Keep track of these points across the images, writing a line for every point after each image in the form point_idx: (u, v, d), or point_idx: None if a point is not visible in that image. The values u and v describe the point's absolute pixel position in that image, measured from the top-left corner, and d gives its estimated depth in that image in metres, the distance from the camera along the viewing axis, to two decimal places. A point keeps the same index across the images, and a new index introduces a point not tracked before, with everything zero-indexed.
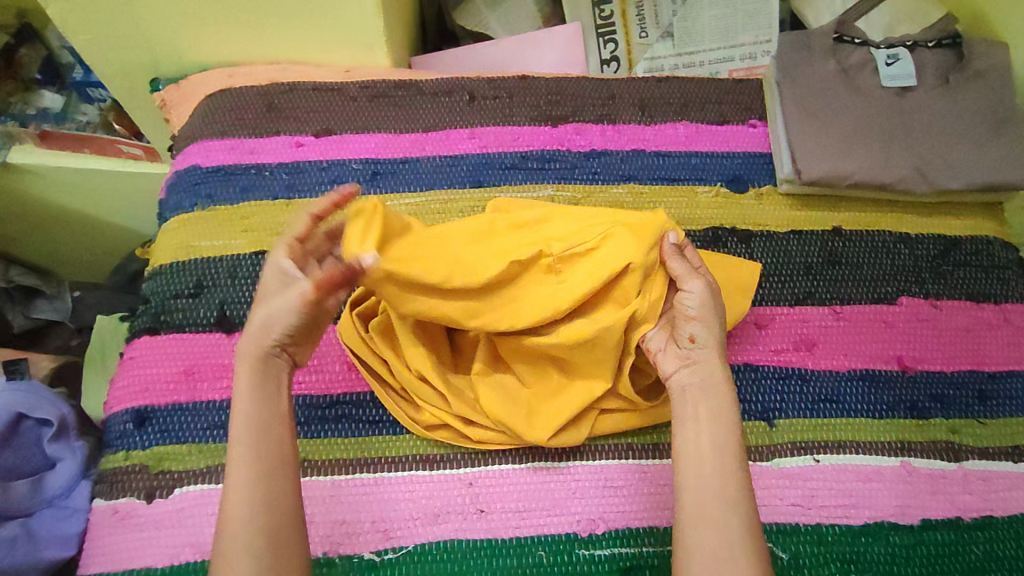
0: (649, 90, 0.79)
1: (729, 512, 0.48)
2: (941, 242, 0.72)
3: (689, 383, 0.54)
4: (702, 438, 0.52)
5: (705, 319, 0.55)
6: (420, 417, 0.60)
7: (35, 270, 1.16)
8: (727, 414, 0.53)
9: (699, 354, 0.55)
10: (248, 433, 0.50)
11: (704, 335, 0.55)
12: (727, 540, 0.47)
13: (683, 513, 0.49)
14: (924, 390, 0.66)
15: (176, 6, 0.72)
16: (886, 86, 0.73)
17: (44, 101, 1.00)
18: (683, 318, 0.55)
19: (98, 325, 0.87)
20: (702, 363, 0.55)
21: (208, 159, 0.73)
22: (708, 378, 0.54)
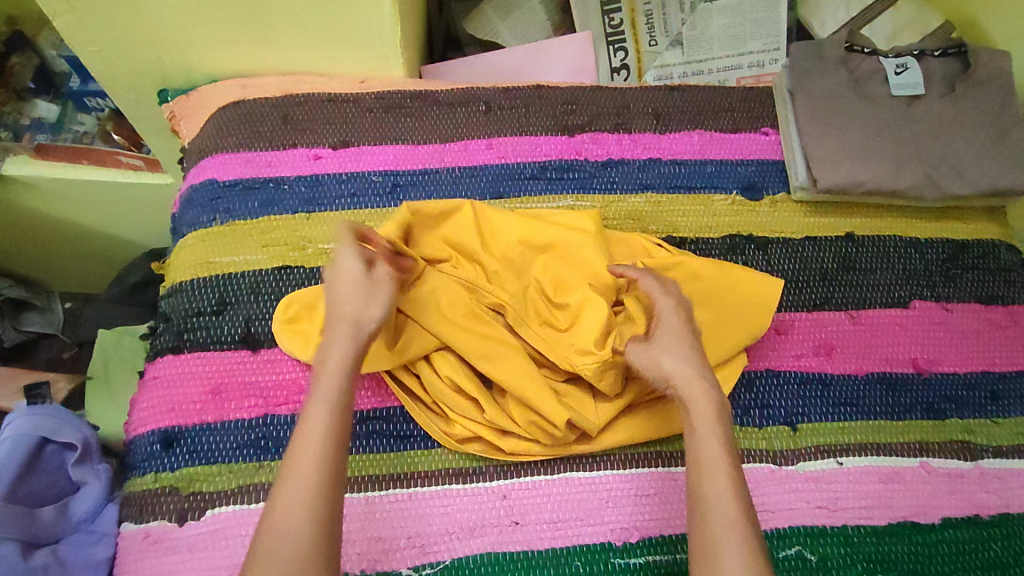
0: (662, 99, 0.80)
1: (728, 536, 0.47)
2: (950, 245, 0.74)
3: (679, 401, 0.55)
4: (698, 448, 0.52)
5: (671, 355, 0.56)
6: (453, 431, 0.60)
7: (25, 283, 1.12)
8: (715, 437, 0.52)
9: (681, 384, 0.55)
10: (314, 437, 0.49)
11: (676, 367, 0.55)
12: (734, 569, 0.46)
13: (693, 549, 0.49)
14: (939, 391, 0.67)
15: (188, 19, 0.71)
16: (896, 95, 0.74)
17: (38, 112, 0.96)
18: (653, 365, 0.56)
19: (100, 340, 0.85)
20: (687, 390, 0.54)
21: (224, 173, 0.72)
22: (697, 406, 0.53)
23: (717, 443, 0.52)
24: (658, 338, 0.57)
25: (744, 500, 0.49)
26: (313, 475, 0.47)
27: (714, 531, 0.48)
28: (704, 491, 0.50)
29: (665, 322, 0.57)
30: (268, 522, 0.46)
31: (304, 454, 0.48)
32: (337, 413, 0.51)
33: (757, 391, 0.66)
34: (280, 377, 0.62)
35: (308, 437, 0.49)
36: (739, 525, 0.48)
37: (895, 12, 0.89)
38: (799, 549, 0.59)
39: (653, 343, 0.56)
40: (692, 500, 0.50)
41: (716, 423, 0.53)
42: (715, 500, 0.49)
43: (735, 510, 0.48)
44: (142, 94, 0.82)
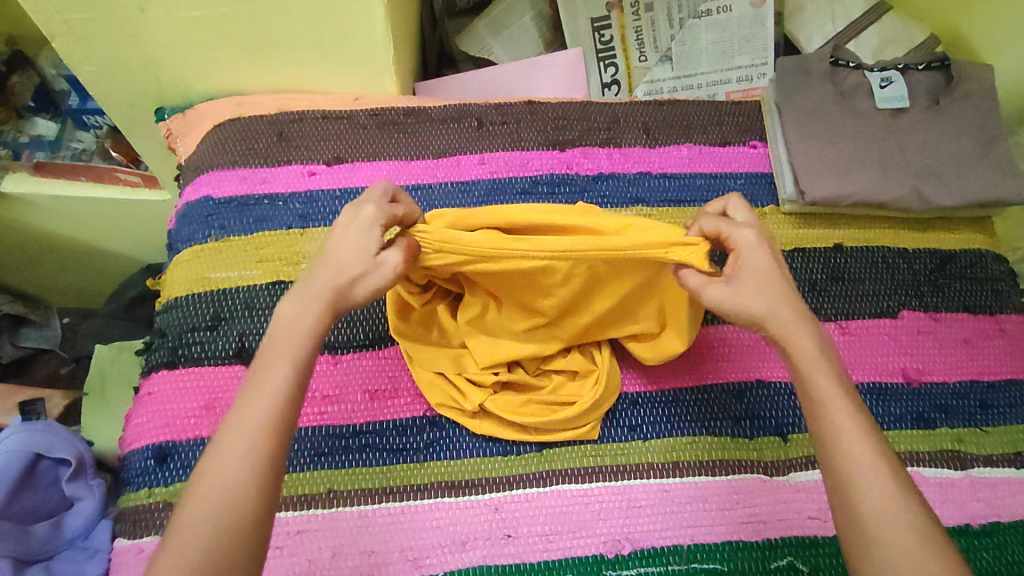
0: (651, 113, 0.81)
1: (870, 483, 0.44)
2: (938, 255, 0.75)
3: (777, 313, 0.50)
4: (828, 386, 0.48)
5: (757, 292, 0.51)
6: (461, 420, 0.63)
7: (23, 299, 1.14)
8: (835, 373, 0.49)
9: (777, 326, 0.50)
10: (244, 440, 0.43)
11: (764, 306, 0.51)
12: (887, 518, 0.42)
13: (837, 504, 0.45)
14: (929, 400, 0.68)
15: (183, 39, 0.73)
16: (880, 108, 0.75)
17: (37, 129, 1.00)
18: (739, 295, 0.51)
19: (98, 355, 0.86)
20: (787, 330, 0.50)
21: (220, 190, 0.73)
22: (798, 337, 0.50)
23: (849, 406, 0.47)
24: (739, 278, 0.52)
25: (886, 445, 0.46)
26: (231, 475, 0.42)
27: (856, 483, 0.44)
28: (837, 441, 0.46)
29: (749, 258, 0.52)
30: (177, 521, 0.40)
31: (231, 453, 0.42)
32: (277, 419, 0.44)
33: (747, 401, 0.66)
34: None
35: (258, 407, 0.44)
36: (885, 481, 0.44)
37: (880, 26, 0.90)
38: (790, 560, 0.59)
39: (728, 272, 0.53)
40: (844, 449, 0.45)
41: (824, 362, 0.49)
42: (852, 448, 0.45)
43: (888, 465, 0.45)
44: (140, 112, 0.84)
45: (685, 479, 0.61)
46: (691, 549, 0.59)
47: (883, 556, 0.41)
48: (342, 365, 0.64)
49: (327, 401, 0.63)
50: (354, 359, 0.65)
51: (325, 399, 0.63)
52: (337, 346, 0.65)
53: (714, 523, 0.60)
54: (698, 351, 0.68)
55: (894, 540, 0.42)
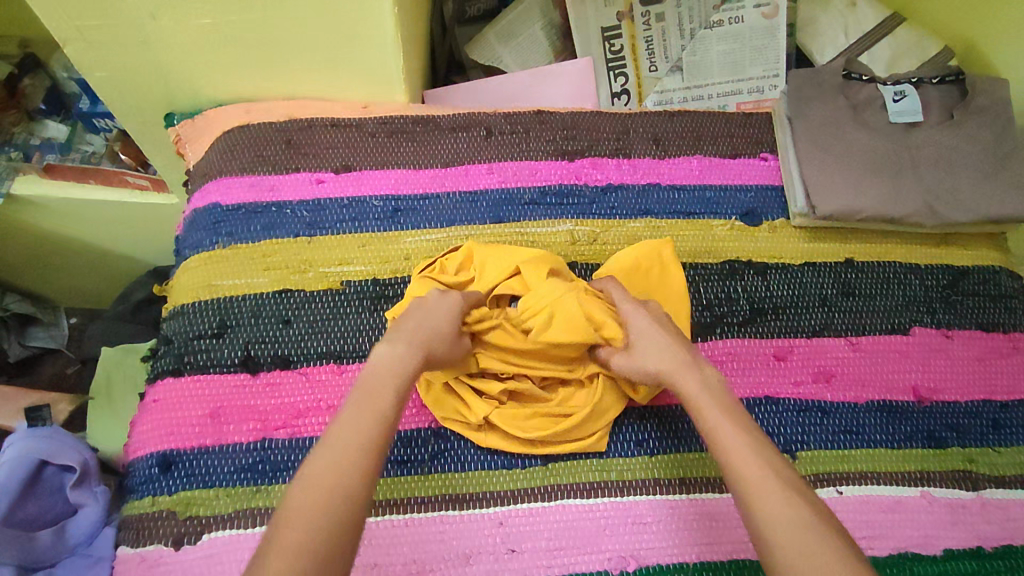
0: (661, 124, 0.81)
1: (759, 485, 0.48)
2: (950, 271, 0.74)
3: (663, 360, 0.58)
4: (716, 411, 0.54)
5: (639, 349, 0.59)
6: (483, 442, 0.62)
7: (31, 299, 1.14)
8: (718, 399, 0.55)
9: (668, 367, 0.57)
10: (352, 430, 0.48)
11: (657, 353, 0.58)
12: (776, 516, 0.46)
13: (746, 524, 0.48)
14: (941, 419, 0.67)
15: (194, 45, 0.73)
16: (894, 122, 0.75)
17: (48, 131, 1.01)
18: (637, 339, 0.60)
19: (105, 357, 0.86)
20: (674, 370, 0.57)
21: (227, 197, 0.73)
22: (682, 375, 0.57)
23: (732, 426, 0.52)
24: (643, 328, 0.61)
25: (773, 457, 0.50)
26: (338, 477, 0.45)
27: (752, 490, 0.48)
28: (729, 456, 0.50)
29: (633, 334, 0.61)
30: (289, 510, 0.43)
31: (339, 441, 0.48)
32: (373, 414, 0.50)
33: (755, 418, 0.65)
34: (280, 401, 0.63)
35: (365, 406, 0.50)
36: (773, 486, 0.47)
37: (893, 38, 0.89)
38: None
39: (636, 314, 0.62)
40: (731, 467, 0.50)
41: (706, 390, 0.55)
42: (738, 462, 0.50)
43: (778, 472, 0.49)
44: (150, 116, 0.84)
45: (691, 496, 0.61)
46: (697, 567, 0.58)
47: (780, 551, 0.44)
48: (348, 374, 0.64)
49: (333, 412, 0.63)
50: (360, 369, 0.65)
51: (330, 409, 0.63)
52: (344, 355, 0.65)
53: (721, 540, 0.59)
54: None
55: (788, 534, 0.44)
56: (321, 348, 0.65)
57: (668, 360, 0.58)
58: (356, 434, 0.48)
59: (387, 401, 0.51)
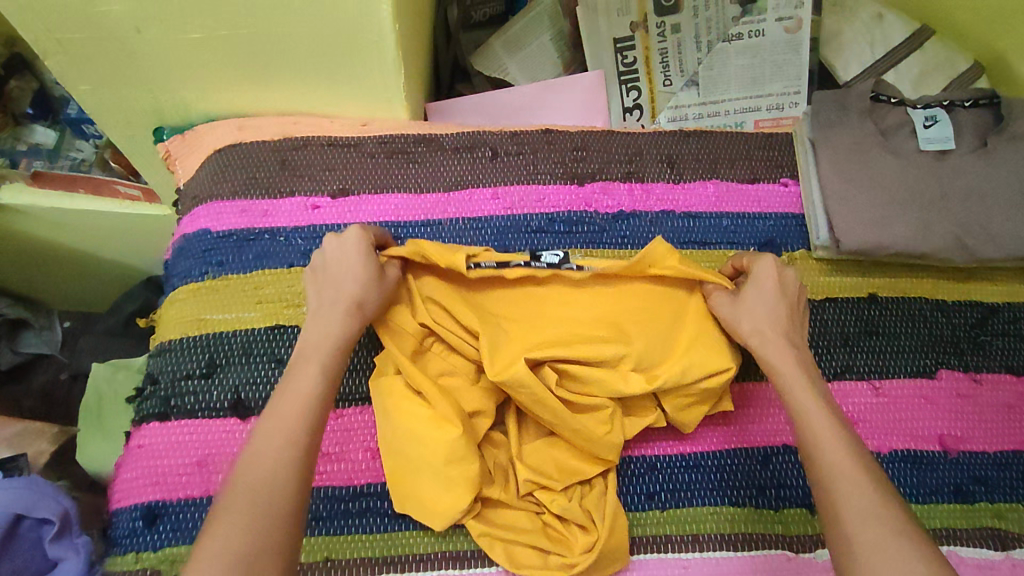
0: (677, 145, 0.77)
1: (853, 486, 0.46)
2: (980, 309, 0.70)
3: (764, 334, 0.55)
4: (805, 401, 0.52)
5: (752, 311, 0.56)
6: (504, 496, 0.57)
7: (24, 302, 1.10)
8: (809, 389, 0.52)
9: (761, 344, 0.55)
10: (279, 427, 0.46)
11: (755, 325, 0.56)
12: (873, 526, 0.44)
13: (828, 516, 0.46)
14: (967, 471, 0.63)
15: (181, 60, 0.68)
16: (924, 150, 0.70)
17: (36, 137, 0.96)
18: (738, 317, 0.57)
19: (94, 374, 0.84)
20: (769, 348, 0.55)
21: (218, 223, 0.69)
22: (775, 357, 0.55)
23: (823, 416, 0.50)
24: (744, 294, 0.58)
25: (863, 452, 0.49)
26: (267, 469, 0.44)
27: (833, 482, 0.47)
28: (812, 446, 0.49)
29: (761, 281, 0.57)
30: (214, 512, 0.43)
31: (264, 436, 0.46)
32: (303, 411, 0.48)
33: (773, 469, 0.62)
34: None
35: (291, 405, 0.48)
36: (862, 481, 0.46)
37: (921, 53, 0.85)
38: None
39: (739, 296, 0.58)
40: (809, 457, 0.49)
41: (804, 378, 0.53)
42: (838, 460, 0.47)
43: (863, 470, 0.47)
44: (136, 130, 0.80)
45: (704, 555, 0.58)
46: None
47: (873, 560, 0.43)
48: (343, 420, 0.61)
49: (327, 460, 0.59)
50: (356, 415, 0.61)
51: (324, 457, 0.59)
52: (339, 399, 0.61)
53: None
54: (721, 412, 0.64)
55: (871, 540, 0.43)
56: None
57: (762, 338, 0.55)
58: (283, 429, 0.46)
59: (309, 386, 0.49)
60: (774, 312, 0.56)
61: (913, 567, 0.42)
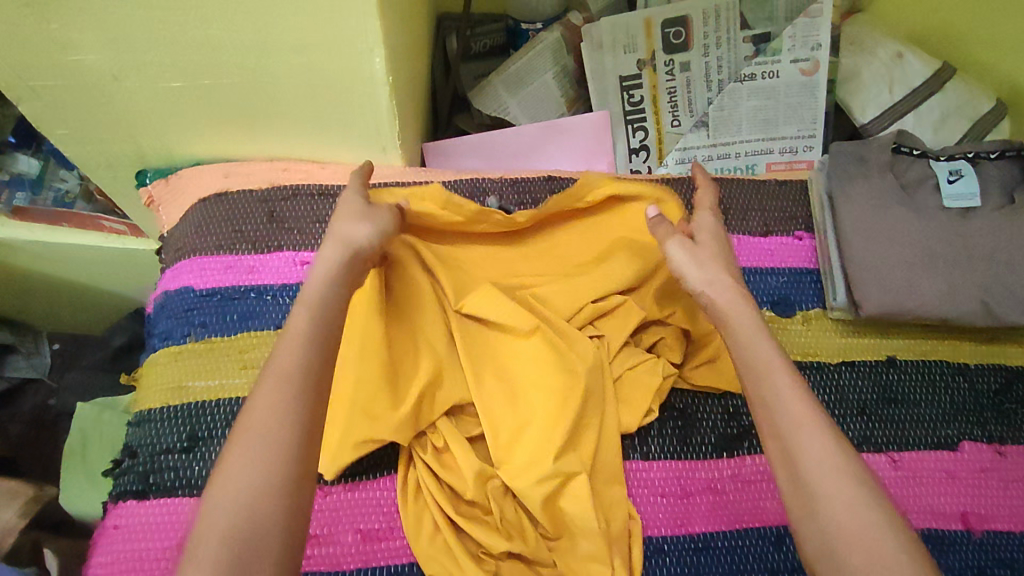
0: (686, 194, 0.73)
1: (817, 446, 0.42)
2: (1003, 373, 0.67)
3: (708, 277, 0.53)
4: (757, 348, 0.48)
5: (699, 262, 0.54)
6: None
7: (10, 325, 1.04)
8: (758, 330, 0.49)
9: (710, 291, 0.52)
10: (265, 414, 0.42)
11: (705, 272, 0.53)
12: (840, 493, 0.40)
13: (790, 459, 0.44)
14: (993, 553, 0.60)
15: (164, 107, 0.65)
16: (947, 208, 0.66)
17: (18, 166, 0.90)
18: (683, 264, 0.54)
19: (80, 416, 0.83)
20: (719, 295, 0.51)
21: (201, 280, 0.65)
22: (728, 302, 0.51)
23: (780, 369, 0.46)
24: (693, 246, 0.55)
25: (822, 407, 0.45)
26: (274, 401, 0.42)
27: (787, 439, 0.43)
28: (765, 400, 0.45)
29: (704, 240, 0.57)
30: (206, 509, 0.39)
31: (257, 419, 0.41)
32: (293, 388, 0.43)
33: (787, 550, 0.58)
34: None
35: (281, 388, 0.43)
36: (828, 445, 0.42)
37: (942, 95, 0.81)
38: None
39: (691, 246, 0.55)
40: (760, 412, 0.46)
41: (756, 322, 0.49)
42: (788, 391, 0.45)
43: (828, 431, 0.43)
44: (118, 173, 0.76)
45: None
46: None
47: (825, 505, 0.40)
48: (331, 499, 0.57)
49: (313, 543, 0.56)
50: (345, 493, 0.58)
51: (310, 540, 0.56)
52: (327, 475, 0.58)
53: None
54: (731, 487, 0.60)
55: (847, 513, 0.40)
56: None
57: (710, 288, 0.52)
58: (273, 417, 0.42)
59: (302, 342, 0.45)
60: (720, 261, 0.54)
61: (889, 547, 0.38)
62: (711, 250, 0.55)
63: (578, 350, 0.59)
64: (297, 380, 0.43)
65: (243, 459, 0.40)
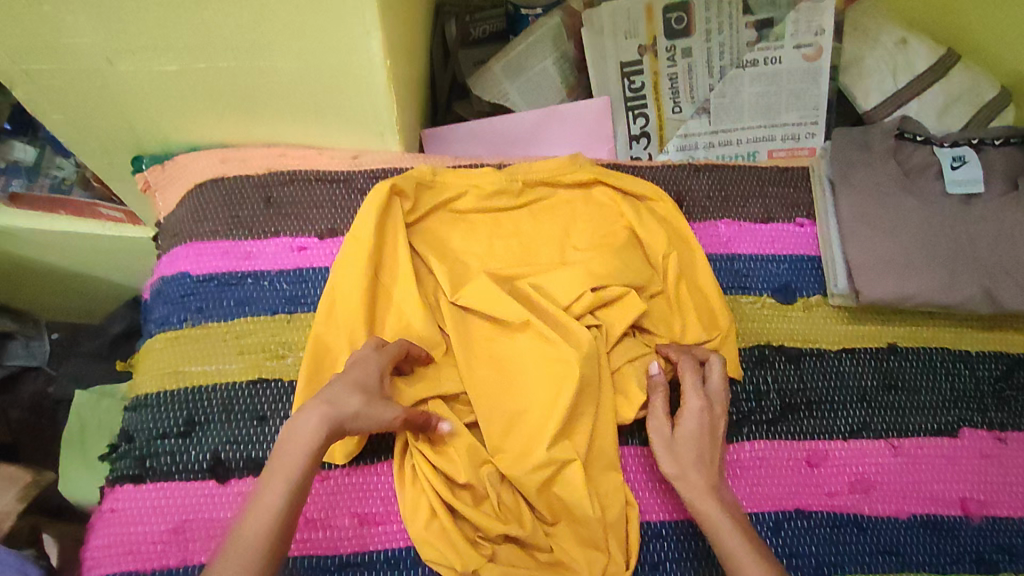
0: (686, 180, 0.72)
1: None
2: (1005, 360, 0.67)
3: (685, 455, 0.55)
4: (719, 521, 0.52)
5: (679, 438, 0.56)
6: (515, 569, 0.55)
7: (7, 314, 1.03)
8: (716, 500, 0.53)
9: (683, 480, 0.54)
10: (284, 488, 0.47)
11: (681, 470, 0.55)
12: None
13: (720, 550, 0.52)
14: (991, 539, 0.60)
15: (159, 91, 0.64)
16: (951, 193, 0.66)
17: (14, 153, 0.90)
18: (663, 440, 0.56)
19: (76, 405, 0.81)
20: (688, 473, 0.54)
21: (198, 266, 0.65)
22: (692, 468, 0.54)
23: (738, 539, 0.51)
24: (679, 425, 0.57)
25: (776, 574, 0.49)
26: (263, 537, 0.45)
27: None
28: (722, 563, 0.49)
29: (688, 420, 0.56)
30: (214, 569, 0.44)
31: (272, 497, 0.46)
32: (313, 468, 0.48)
33: (784, 536, 0.58)
34: None
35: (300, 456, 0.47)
36: None
37: (947, 81, 0.80)
38: None
39: (676, 425, 0.57)
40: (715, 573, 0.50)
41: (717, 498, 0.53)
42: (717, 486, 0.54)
43: None
44: (114, 158, 0.75)
45: None
46: None
47: None
48: (329, 483, 0.57)
49: (311, 527, 0.56)
50: (343, 477, 0.57)
51: (308, 524, 0.56)
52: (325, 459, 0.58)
53: None
54: (730, 473, 0.60)
55: None
56: None
57: (685, 466, 0.55)
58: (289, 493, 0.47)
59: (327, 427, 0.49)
60: (702, 447, 0.55)
61: None
62: (697, 416, 0.56)
63: (576, 338, 0.58)
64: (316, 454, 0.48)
65: (252, 536, 0.45)
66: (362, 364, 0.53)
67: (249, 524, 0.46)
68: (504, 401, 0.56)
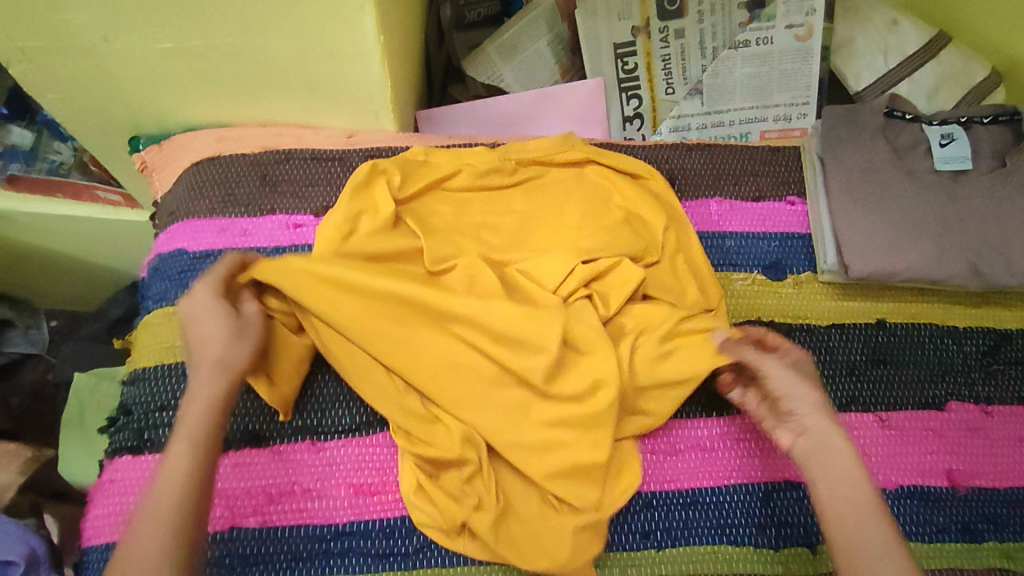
0: (679, 159, 0.73)
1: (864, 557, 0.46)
2: (992, 335, 0.68)
3: (802, 410, 0.54)
4: (843, 474, 0.50)
5: (790, 389, 0.54)
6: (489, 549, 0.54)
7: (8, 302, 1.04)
8: (847, 452, 0.51)
9: (809, 428, 0.53)
10: (179, 463, 0.48)
11: (807, 410, 0.54)
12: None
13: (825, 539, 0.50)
14: (976, 509, 0.61)
15: (155, 70, 0.64)
16: (939, 170, 0.67)
17: (11, 137, 0.87)
18: (781, 384, 0.55)
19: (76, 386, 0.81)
20: (813, 428, 0.53)
21: (194, 242, 0.65)
22: (821, 431, 0.53)
23: (861, 483, 0.50)
24: (770, 370, 0.55)
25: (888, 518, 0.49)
26: (185, 488, 0.47)
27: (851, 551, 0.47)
28: (830, 521, 0.49)
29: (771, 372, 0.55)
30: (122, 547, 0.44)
31: (168, 474, 0.47)
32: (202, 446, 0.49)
33: (773, 506, 0.59)
34: (250, 484, 0.57)
35: (186, 434, 0.49)
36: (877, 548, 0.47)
37: (937, 63, 0.81)
38: None
39: (768, 362, 0.56)
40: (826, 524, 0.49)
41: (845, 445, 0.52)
42: (844, 496, 0.49)
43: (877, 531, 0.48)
44: (111, 138, 0.76)
45: None
46: None
47: None
48: (325, 455, 0.58)
49: (307, 497, 0.57)
50: (339, 449, 0.58)
51: (304, 494, 0.57)
52: (321, 432, 0.59)
53: None
54: (720, 446, 0.61)
55: None
56: (296, 424, 0.59)
57: (813, 423, 0.53)
58: (180, 471, 0.47)
59: (207, 410, 0.50)
60: (810, 394, 0.54)
61: None
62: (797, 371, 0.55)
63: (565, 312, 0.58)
64: (197, 434, 0.49)
65: (151, 513, 0.45)
66: (214, 341, 0.53)
67: (146, 507, 0.46)
68: (491, 370, 0.56)
